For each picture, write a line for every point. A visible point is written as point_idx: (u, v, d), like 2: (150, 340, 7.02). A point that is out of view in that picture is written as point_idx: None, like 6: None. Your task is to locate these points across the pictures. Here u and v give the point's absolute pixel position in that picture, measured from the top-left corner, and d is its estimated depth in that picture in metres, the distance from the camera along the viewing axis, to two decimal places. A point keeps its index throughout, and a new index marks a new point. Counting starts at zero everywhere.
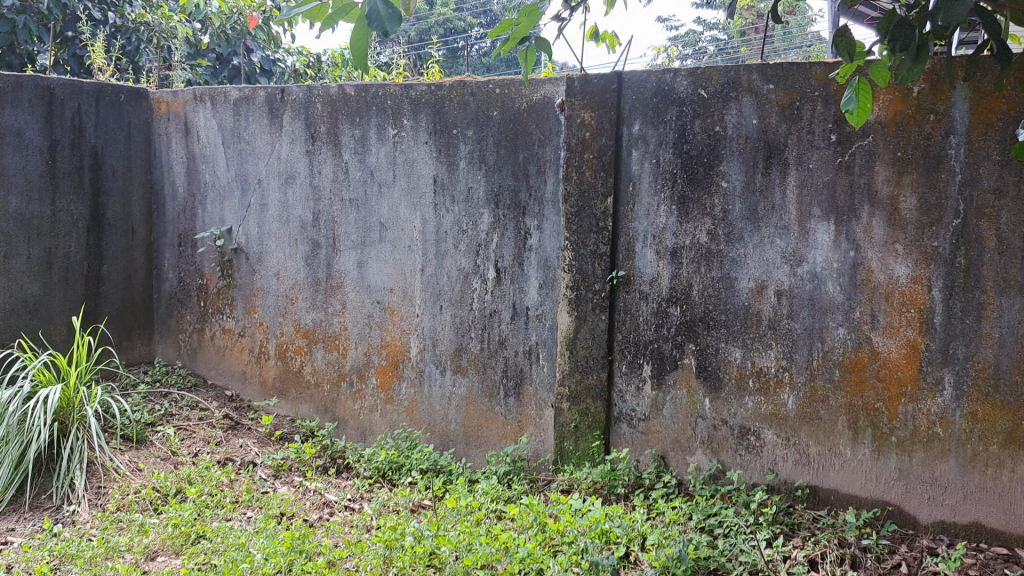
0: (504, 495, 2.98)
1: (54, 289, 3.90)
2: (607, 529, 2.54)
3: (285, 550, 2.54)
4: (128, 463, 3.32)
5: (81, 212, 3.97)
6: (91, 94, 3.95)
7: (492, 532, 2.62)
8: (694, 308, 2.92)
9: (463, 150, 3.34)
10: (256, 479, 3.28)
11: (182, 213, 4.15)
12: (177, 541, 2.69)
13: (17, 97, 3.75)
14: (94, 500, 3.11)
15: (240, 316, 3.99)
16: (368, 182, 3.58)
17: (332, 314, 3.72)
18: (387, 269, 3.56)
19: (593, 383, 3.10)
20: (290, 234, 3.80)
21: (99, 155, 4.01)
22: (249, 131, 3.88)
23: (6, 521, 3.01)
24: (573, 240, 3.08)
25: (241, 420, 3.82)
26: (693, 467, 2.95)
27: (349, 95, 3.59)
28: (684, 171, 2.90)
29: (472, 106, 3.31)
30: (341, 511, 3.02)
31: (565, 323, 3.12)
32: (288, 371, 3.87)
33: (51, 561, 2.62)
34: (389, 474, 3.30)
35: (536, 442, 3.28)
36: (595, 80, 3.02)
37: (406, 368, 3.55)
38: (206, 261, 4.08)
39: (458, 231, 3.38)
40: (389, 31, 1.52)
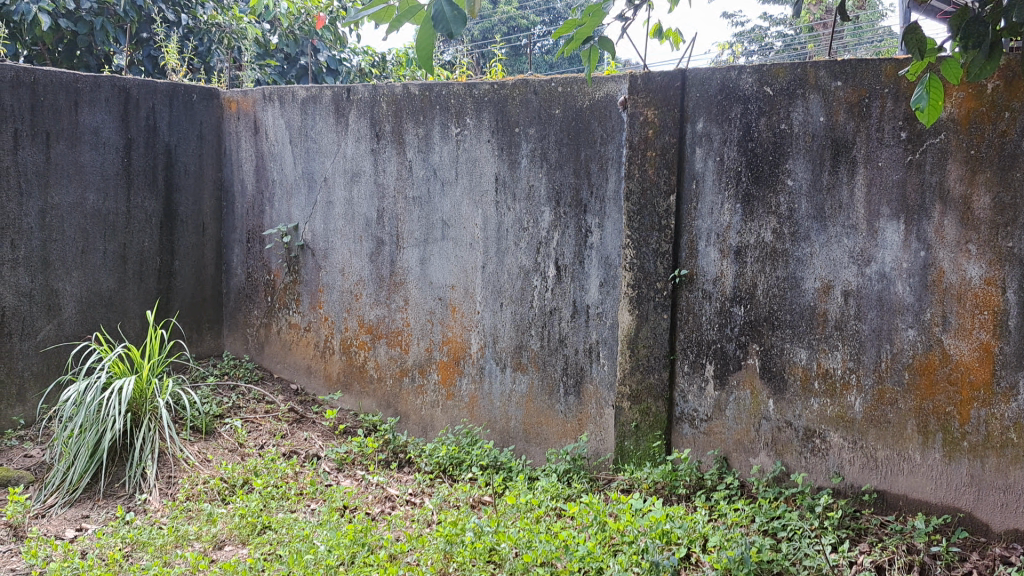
0: (564, 493, 2.99)
1: (128, 283, 3.99)
2: (668, 530, 2.52)
3: (348, 543, 2.58)
4: (197, 453, 3.42)
5: (154, 209, 4.07)
6: (165, 94, 4.04)
7: (551, 531, 2.62)
8: (758, 308, 2.88)
9: (525, 148, 3.35)
10: (320, 472, 3.33)
11: (250, 210, 4.25)
12: (244, 531, 2.77)
13: (95, 97, 3.77)
14: (165, 489, 3.20)
15: (307, 311, 4.08)
16: (431, 180, 3.61)
17: (395, 310, 3.77)
18: (449, 266, 3.59)
19: (655, 382, 3.09)
20: (355, 231, 3.87)
21: (172, 154, 4.11)
22: (316, 130, 3.95)
23: (82, 508, 3.11)
24: (635, 238, 3.07)
25: (306, 414, 3.90)
26: (756, 469, 2.92)
27: (413, 94, 3.63)
28: (749, 169, 2.86)
29: (535, 104, 3.31)
30: (402, 505, 3.06)
31: (626, 322, 3.11)
32: (352, 366, 3.94)
33: (124, 548, 2.70)
34: (450, 469, 3.34)
35: (596, 441, 3.27)
36: (659, 78, 3.01)
37: (467, 365, 3.58)
38: (273, 257, 4.18)
39: (520, 228, 3.38)
40: (454, 32, 1.53)
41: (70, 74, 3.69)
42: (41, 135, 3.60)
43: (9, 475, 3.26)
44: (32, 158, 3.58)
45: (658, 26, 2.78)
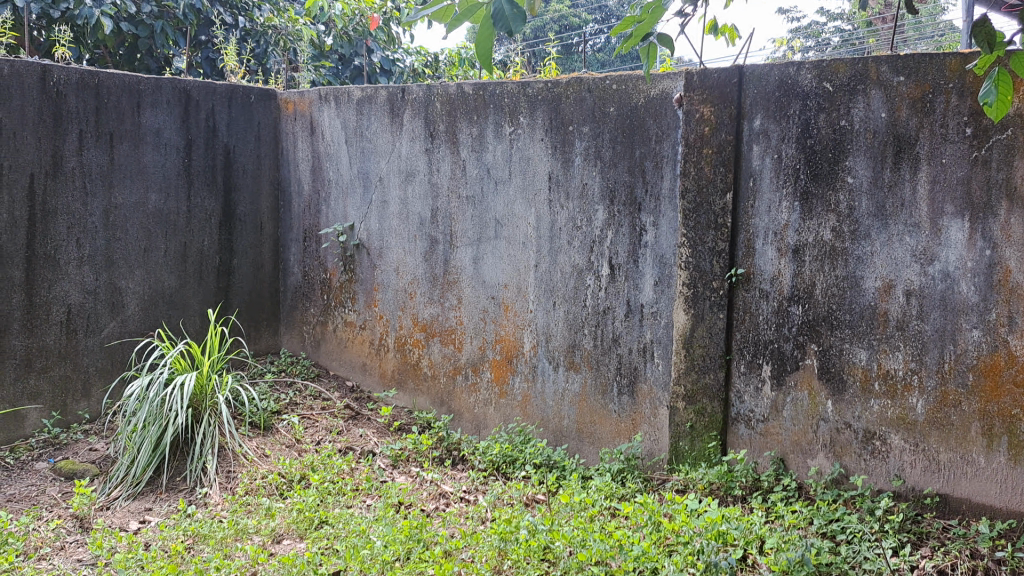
0: (619, 493, 2.98)
1: (188, 281, 4.07)
2: (725, 530, 2.50)
3: (404, 539, 2.61)
4: (256, 449, 3.48)
5: (214, 208, 4.14)
6: (224, 96, 4.12)
7: (606, 530, 2.62)
8: (817, 307, 2.84)
9: (579, 146, 3.34)
10: (376, 468, 3.37)
11: (307, 210, 4.32)
12: (302, 526, 2.81)
13: (157, 98, 3.85)
14: (224, 483, 3.26)
15: (362, 309, 4.13)
16: (484, 179, 3.62)
17: (448, 309, 3.80)
18: (502, 265, 3.60)
19: (710, 383, 3.06)
20: (410, 230, 3.90)
21: (230, 154, 4.19)
22: (372, 130, 4.00)
23: (145, 501, 3.18)
24: (691, 237, 3.05)
25: (361, 411, 3.94)
26: (815, 471, 2.87)
27: (467, 93, 3.64)
28: (808, 166, 2.82)
29: (589, 103, 3.30)
30: (456, 502, 3.08)
31: (681, 321, 3.09)
32: (407, 363, 3.98)
33: (186, 540, 2.75)
34: (504, 467, 3.35)
35: (650, 441, 3.25)
36: (715, 74, 2.98)
37: (520, 363, 3.59)
38: (329, 256, 4.25)
39: (573, 227, 3.38)
40: (514, 30, 1.53)
41: (133, 77, 3.76)
42: (105, 136, 3.69)
43: (75, 468, 3.37)
44: (97, 159, 3.67)
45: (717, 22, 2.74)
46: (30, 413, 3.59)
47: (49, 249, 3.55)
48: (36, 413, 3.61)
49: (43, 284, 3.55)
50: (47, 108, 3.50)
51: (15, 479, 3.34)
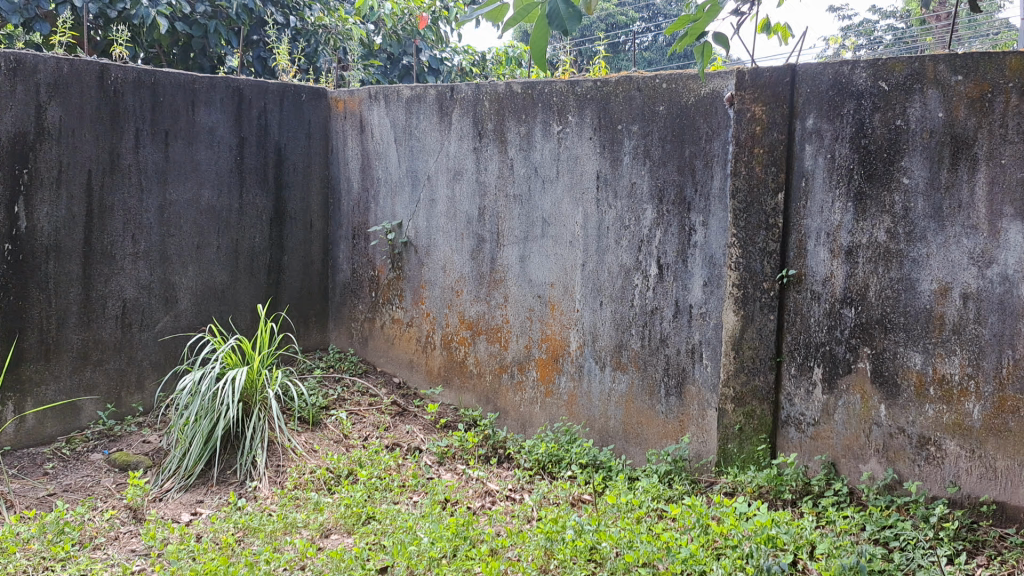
0: (666, 494, 2.96)
1: (239, 277, 4.13)
2: (774, 535, 2.46)
3: (451, 536, 2.62)
4: (304, 443, 3.52)
5: (265, 206, 4.20)
6: (275, 94, 4.17)
7: (653, 531, 2.60)
8: (870, 309, 2.79)
9: (628, 145, 3.32)
10: (422, 465, 3.39)
11: (356, 207, 4.36)
12: (349, 521, 2.84)
13: (211, 96, 3.91)
14: (274, 477, 3.30)
15: (410, 307, 4.17)
16: (532, 178, 3.62)
17: (495, 307, 3.81)
18: (549, 264, 3.60)
19: (759, 385, 3.03)
20: (457, 228, 3.92)
21: (281, 152, 4.24)
22: (420, 129, 4.02)
23: (196, 493, 3.23)
24: (741, 237, 3.01)
25: (408, 407, 3.96)
26: (866, 476, 2.83)
27: (516, 92, 3.65)
28: (862, 166, 2.78)
29: (639, 101, 3.27)
30: (502, 500, 3.09)
31: (731, 322, 3.06)
32: (453, 361, 4.00)
33: (236, 533, 2.79)
34: (549, 466, 3.35)
35: (698, 443, 3.21)
36: (767, 73, 2.94)
37: (566, 363, 3.58)
38: (378, 253, 4.29)
39: (621, 226, 3.36)
40: (569, 30, 1.53)
41: (188, 75, 3.82)
42: (161, 134, 3.75)
43: (128, 459, 3.44)
44: (152, 156, 3.73)
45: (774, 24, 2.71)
46: (85, 405, 3.67)
47: (106, 244, 3.62)
48: (91, 405, 3.68)
49: (99, 279, 3.62)
50: (105, 106, 3.57)
51: (71, 469, 3.42)
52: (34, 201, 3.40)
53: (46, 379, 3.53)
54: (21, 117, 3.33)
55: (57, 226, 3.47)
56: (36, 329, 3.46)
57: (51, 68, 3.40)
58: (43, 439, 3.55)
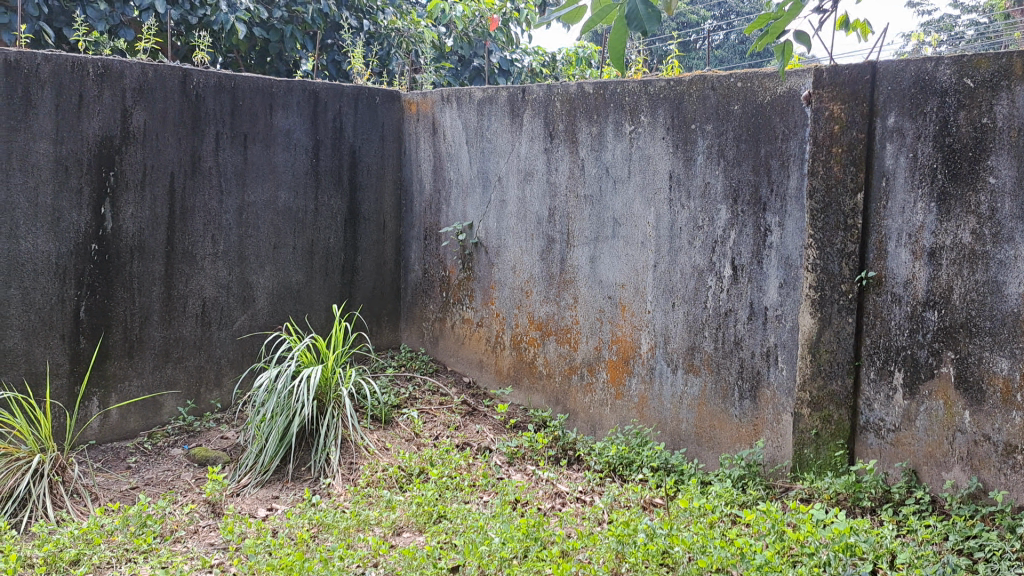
0: (740, 499, 2.92)
1: (315, 277, 4.20)
2: (853, 543, 2.40)
3: (522, 537, 2.62)
4: (377, 441, 3.56)
5: (339, 207, 4.26)
6: (350, 97, 4.23)
7: (727, 536, 2.57)
8: (954, 313, 2.71)
9: (702, 145, 3.28)
10: (492, 465, 3.40)
11: (428, 208, 4.41)
12: (421, 519, 2.87)
13: (288, 100, 3.98)
14: (347, 474, 3.35)
15: (480, 307, 4.19)
16: (603, 178, 3.61)
17: (565, 308, 3.80)
18: (620, 264, 3.57)
19: (837, 389, 2.97)
20: (527, 229, 3.93)
21: (355, 154, 4.30)
22: (492, 130, 4.04)
23: (272, 488, 3.30)
24: (818, 237, 2.95)
25: (478, 407, 3.99)
26: (950, 484, 2.74)
27: (588, 92, 3.63)
28: (946, 166, 2.69)
29: (713, 101, 3.23)
30: (573, 502, 3.09)
31: (807, 325, 3.00)
32: (522, 361, 4.01)
33: (311, 529, 2.83)
34: (620, 469, 3.34)
35: (772, 448, 3.15)
36: (847, 71, 2.88)
37: (636, 365, 3.55)
38: (449, 254, 4.33)
39: (694, 227, 3.32)
40: (649, 30, 1.52)
41: (266, 79, 3.90)
42: (239, 137, 3.84)
43: (207, 455, 3.53)
44: (231, 159, 3.82)
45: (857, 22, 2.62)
46: (167, 401, 3.78)
47: (187, 245, 3.72)
48: (172, 401, 3.79)
49: (180, 279, 3.72)
50: (187, 110, 3.67)
51: (152, 463, 3.52)
52: (120, 202, 3.51)
53: (130, 375, 3.64)
54: (107, 121, 3.45)
55: (141, 227, 3.57)
56: (121, 327, 3.57)
57: (136, 74, 3.51)
58: (126, 434, 3.66)
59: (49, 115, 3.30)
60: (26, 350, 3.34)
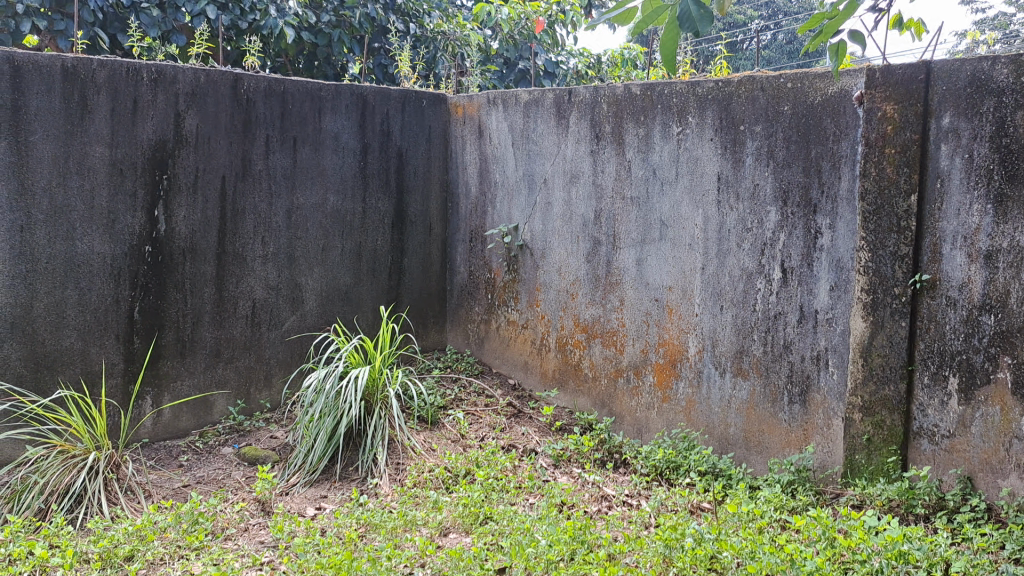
0: (789, 505, 2.89)
1: (363, 279, 4.24)
2: (906, 551, 2.36)
3: (568, 539, 2.62)
4: (423, 442, 3.58)
5: (387, 209, 4.29)
6: (398, 100, 4.26)
7: (777, 542, 2.54)
8: (1011, 317, 2.64)
9: (751, 146, 3.25)
10: (538, 467, 3.40)
11: (475, 210, 4.43)
12: (468, 521, 2.88)
13: (336, 104, 4.02)
14: (394, 475, 3.37)
15: (525, 309, 4.20)
16: (650, 180, 3.59)
17: (611, 310, 3.79)
18: (667, 267, 3.55)
19: (890, 395, 2.91)
20: (573, 231, 3.92)
21: (403, 157, 4.33)
22: (538, 132, 4.04)
23: (320, 488, 3.34)
24: (870, 240, 2.91)
25: (523, 409, 3.99)
26: (1007, 492, 2.67)
27: (635, 94, 3.62)
28: (1003, 167, 2.62)
29: (762, 102, 3.20)
30: (619, 505, 3.08)
31: (859, 329, 2.96)
32: (568, 364, 4.00)
33: (358, 529, 2.85)
34: (667, 472, 3.32)
35: (823, 453, 3.11)
36: (900, 70, 2.83)
37: (684, 368, 3.53)
38: (495, 256, 4.34)
39: (743, 229, 3.29)
40: (701, 31, 1.50)
41: (315, 83, 3.95)
42: (289, 141, 3.89)
43: (257, 454, 3.58)
44: (281, 162, 3.87)
45: (915, 19, 2.57)
46: (218, 401, 3.84)
47: (238, 247, 3.78)
48: (222, 400, 3.85)
49: (231, 280, 3.78)
50: (238, 115, 3.72)
51: (204, 461, 3.58)
52: (173, 205, 3.57)
53: (182, 375, 3.70)
54: (161, 125, 3.51)
55: (193, 229, 3.64)
56: (173, 327, 3.64)
57: (189, 78, 3.57)
58: (178, 432, 3.73)
59: (105, 119, 3.37)
60: (82, 350, 3.41)
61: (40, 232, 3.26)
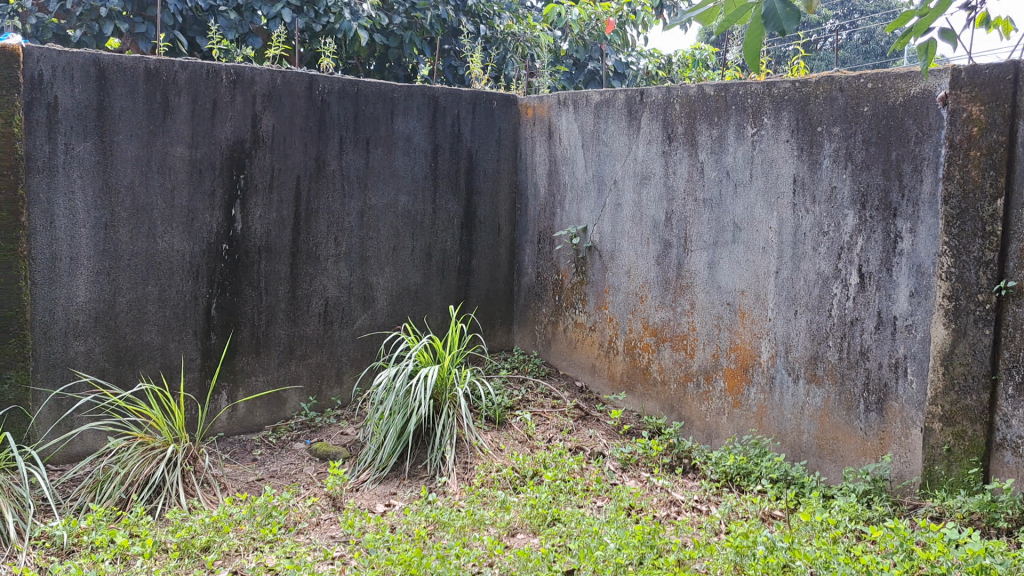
0: (865, 515, 2.83)
1: (432, 279, 4.27)
2: (988, 565, 2.29)
3: (637, 543, 2.60)
4: (491, 442, 3.59)
5: (456, 210, 4.32)
6: (468, 102, 4.29)
7: (852, 553, 2.49)
8: None
9: (828, 148, 3.18)
10: (606, 470, 3.38)
11: (543, 212, 4.43)
12: (536, 522, 2.88)
13: (409, 105, 4.06)
14: (462, 474, 3.39)
15: (593, 311, 4.18)
16: (724, 182, 3.54)
17: (681, 314, 3.75)
18: (740, 270, 3.50)
19: (972, 404, 2.83)
20: (643, 233, 3.89)
21: (473, 158, 4.36)
22: (609, 133, 4.03)
23: (390, 485, 3.38)
24: (954, 245, 2.83)
25: (590, 412, 3.98)
26: None
27: (708, 95, 3.58)
28: None
29: (841, 102, 3.13)
30: (688, 511, 3.05)
31: (940, 336, 2.88)
32: (636, 367, 3.98)
33: (427, 526, 2.87)
34: (738, 479, 3.29)
35: (900, 463, 3.02)
36: (987, 70, 2.74)
37: (756, 374, 3.48)
38: (563, 257, 4.34)
39: (819, 232, 3.23)
40: (786, 30, 1.48)
41: (388, 85, 3.99)
42: (362, 142, 3.94)
43: (328, 450, 3.63)
44: (354, 163, 3.92)
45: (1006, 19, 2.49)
46: (290, 397, 3.91)
47: (311, 246, 3.84)
48: (295, 397, 3.92)
49: (305, 278, 3.85)
50: (313, 116, 3.79)
51: (277, 456, 3.65)
52: (250, 204, 3.65)
53: (256, 371, 3.78)
54: (239, 126, 3.59)
55: (269, 228, 3.71)
56: (249, 324, 3.72)
57: (266, 80, 3.64)
58: (252, 427, 3.81)
59: (186, 120, 3.46)
60: (161, 345, 3.51)
61: (123, 230, 3.36)
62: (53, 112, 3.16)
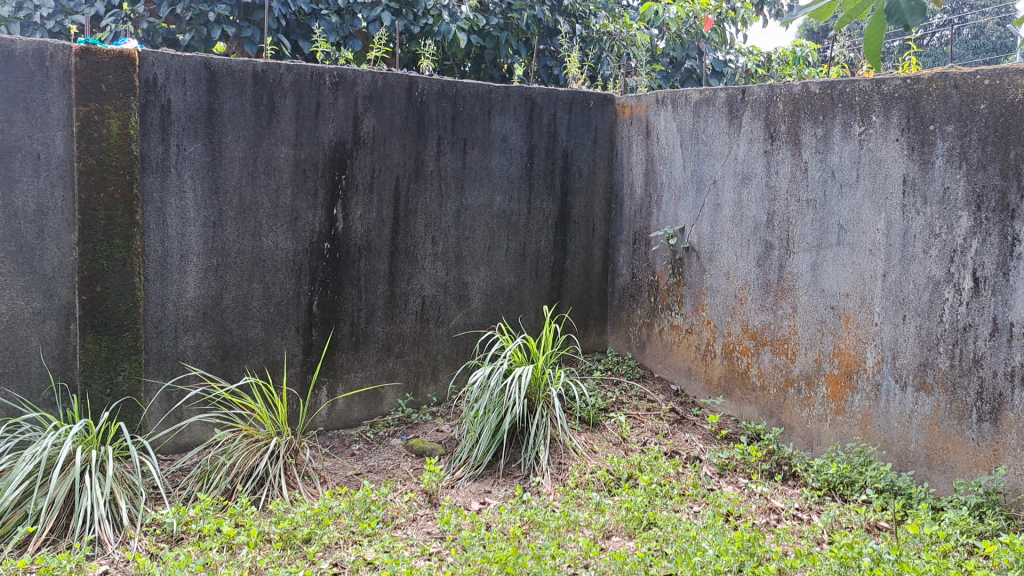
0: (977, 530, 2.73)
1: (526, 278, 4.29)
2: None
3: (736, 550, 2.55)
4: (585, 443, 3.58)
5: (551, 210, 4.32)
6: (565, 102, 4.28)
7: (963, 567, 2.39)
8: None
9: (941, 147, 3.06)
10: (702, 475, 3.34)
11: (639, 212, 4.40)
12: (631, 525, 2.86)
13: (506, 105, 4.08)
14: (556, 474, 3.38)
15: (690, 313, 4.13)
16: (829, 181, 3.45)
17: (782, 317, 3.66)
18: (845, 272, 3.40)
19: None
20: (743, 234, 3.82)
21: (568, 158, 4.35)
22: (709, 132, 3.96)
23: (484, 483, 3.40)
24: None
25: (686, 416, 3.93)
26: None
27: (814, 93, 3.49)
28: None
29: (955, 100, 3.00)
30: (788, 519, 2.98)
31: None
32: (734, 371, 3.91)
33: (522, 525, 2.88)
34: (840, 488, 3.21)
35: (1015, 476, 2.88)
36: None
37: (861, 380, 3.37)
38: (658, 258, 4.29)
39: (930, 235, 3.11)
40: (911, 25, 1.42)
41: (486, 85, 4.01)
42: (460, 142, 3.98)
43: (424, 446, 3.68)
44: (451, 163, 3.96)
45: None
46: (387, 393, 3.97)
47: (409, 245, 3.90)
48: (392, 393, 3.99)
49: (403, 277, 3.90)
50: (412, 116, 3.84)
51: (374, 451, 3.71)
52: (350, 203, 3.72)
53: (355, 367, 3.86)
54: (341, 127, 3.66)
55: (369, 228, 3.78)
56: (348, 321, 3.79)
57: (367, 82, 3.71)
58: (351, 422, 3.89)
59: (290, 122, 3.55)
60: (265, 340, 3.61)
61: (230, 228, 3.46)
62: (166, 114, 3.27)
